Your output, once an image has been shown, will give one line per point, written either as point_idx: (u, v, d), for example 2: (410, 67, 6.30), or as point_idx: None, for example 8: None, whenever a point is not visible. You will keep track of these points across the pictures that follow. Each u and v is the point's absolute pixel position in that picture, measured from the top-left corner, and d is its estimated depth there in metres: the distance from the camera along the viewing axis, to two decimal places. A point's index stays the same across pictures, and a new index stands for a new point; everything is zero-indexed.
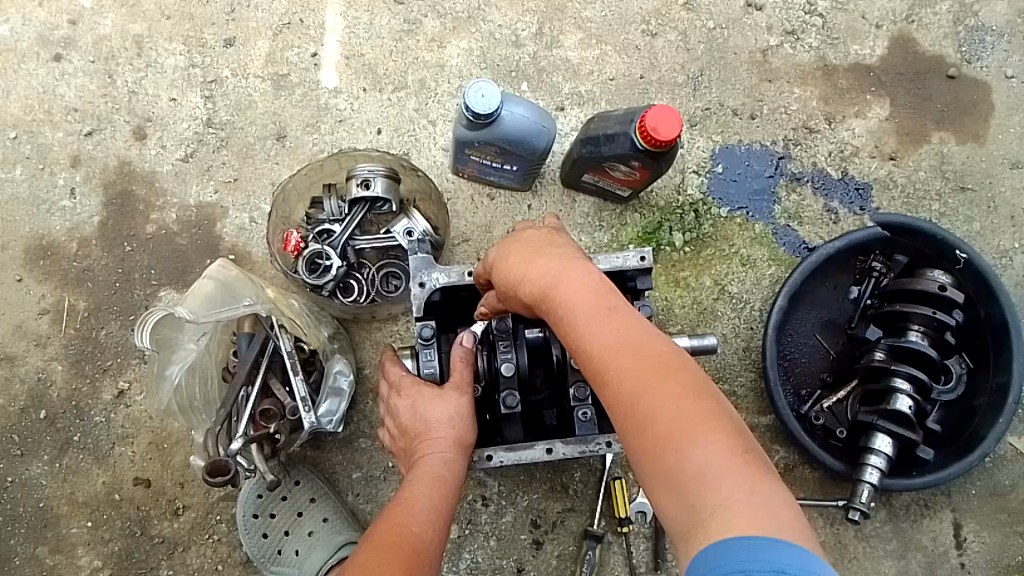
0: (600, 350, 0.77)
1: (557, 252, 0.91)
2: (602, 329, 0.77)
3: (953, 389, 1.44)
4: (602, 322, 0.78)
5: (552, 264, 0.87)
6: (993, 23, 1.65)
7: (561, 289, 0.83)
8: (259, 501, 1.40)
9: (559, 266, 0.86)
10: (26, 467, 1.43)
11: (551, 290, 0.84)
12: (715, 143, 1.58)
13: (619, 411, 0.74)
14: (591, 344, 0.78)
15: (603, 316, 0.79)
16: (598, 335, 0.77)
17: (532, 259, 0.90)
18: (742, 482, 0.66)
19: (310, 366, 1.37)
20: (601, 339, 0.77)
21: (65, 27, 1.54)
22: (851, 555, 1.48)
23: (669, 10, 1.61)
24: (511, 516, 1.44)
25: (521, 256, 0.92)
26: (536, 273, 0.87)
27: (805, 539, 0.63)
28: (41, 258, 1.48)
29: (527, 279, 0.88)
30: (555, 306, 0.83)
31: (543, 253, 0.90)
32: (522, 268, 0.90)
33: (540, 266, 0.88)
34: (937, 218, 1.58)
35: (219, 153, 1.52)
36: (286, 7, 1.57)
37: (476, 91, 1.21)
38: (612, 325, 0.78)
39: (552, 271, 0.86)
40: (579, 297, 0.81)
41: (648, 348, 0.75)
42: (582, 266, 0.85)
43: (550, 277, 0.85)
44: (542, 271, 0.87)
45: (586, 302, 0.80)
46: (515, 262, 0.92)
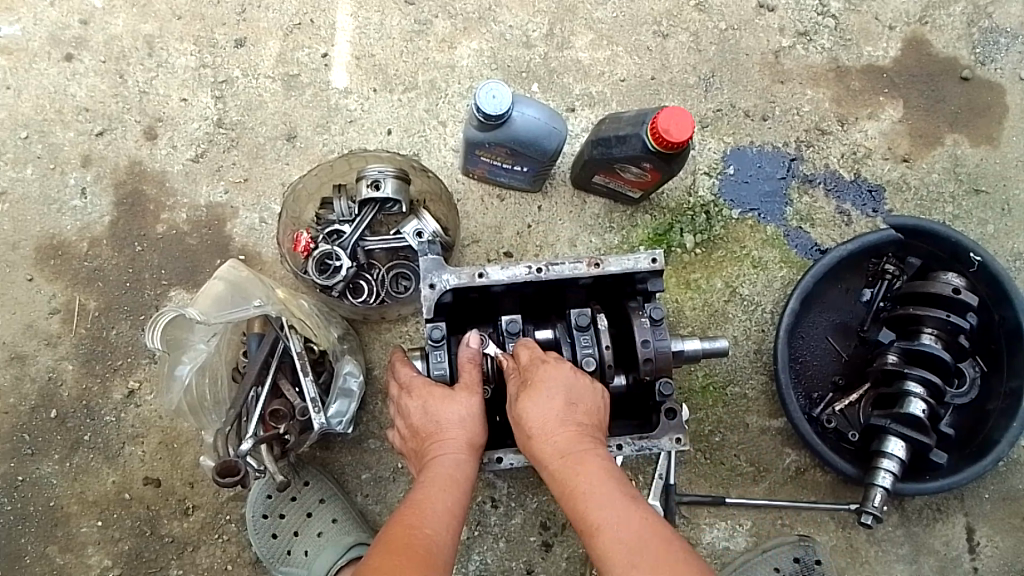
0: (616, 537, 0.93)
1: (585, 417, 1.05)
2: (619, 519, 0.95)
3: (966, 393, 1.41)
4: (617, 510, 0.95)
5: (578, 437, 1.03)
6: (1008, 24, 1.64)
7: (585, 472, 0.99)
8: (269, 501, 1.40)
9: (585, 444, 1.02)
10: (36, 466, 1.44)
11: (574, 468, 1.00)
12: (727, 145, 1.57)
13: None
14: (607, 531, 0.94)
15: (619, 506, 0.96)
16: (617, 527, 0.94)
17: (563, 422, 1.03)
18: None
19: (319, 366, 1.37)
20: (620, 528, 0.94)
21: (77, 27, 1.55)
22: (862, 559, 1.47)
23: (681, 11, 1.60)
24: (521, 517, 1.44)
25: (555, 404, 1.04)
26: (564, 442, 1.02)
27: None
28: (52, 258, 1.49)
29: (551, 442, 1.02)
30: (577, 483, 0.99)
31: (572, 414, 1.04)
32: (550, 424, 1.03)
33: (566, 435, 1.02)
34: (950, 220, 1.57)
35: (230, 153, 1.52)
36: (297, 7, 1.57)
37: (488, 92, 1.20)
38: (629, 518, 0.95)
39: (576, 449, 1.01)
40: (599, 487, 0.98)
41: (662, 545, 0.92)
42: (601, 455, 1.02)
43: (576, 456, 1.01)
44: (567, 443, 1.02)
45: (604, 493, 0.97)
46: (544, 405, 1.03)
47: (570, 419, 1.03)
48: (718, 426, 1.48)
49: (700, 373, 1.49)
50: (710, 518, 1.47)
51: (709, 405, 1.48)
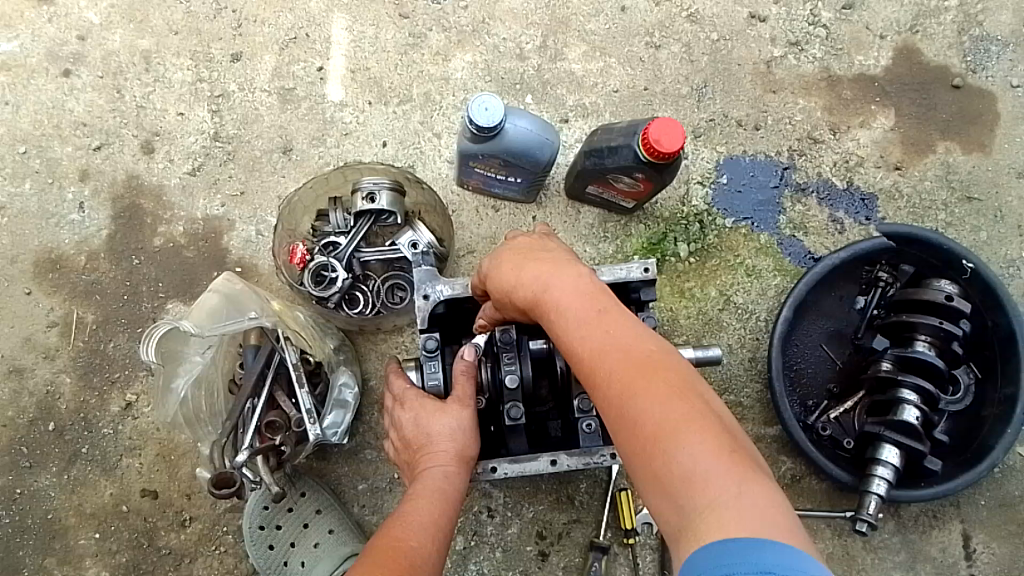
0: (591, 355, 0.78)
1: (547, 259, 0.93)
2: (593, 331, 0.79)
3: (960, 400, 1.45)
4: (590, 324, 0.80)
5: (541, 271, 0.89)
6: (998, 32, 1.65)
7: (555, 295, 0.85)
8: (265, 512, 1.40)
9: (554, 273, 0.88)
10: (35, 479, 1.44)
11: (544, 299, 0.86)
12: (720, 154, 1.58)
13: (610, 414, 0.75)
14: (583, 350, 0.79)
15: (591, 321, 0.80)
16: (593, 341, 0.78)
17: (523, 270, 0.92)
18: (733, 479, 0.66)
19: (315, 377, 1.37)
20: (593, 343, 0.78)
21: (75, 43, 1.56)
22: (859, 567, 1.47)
23: (673, 22, 1.61)
24: (517, 527, 1.44)
25: (512, 264, 0.95)
26: (534, 282, 0.89)
27: (796, 538, 0.63)
28: (50, 272, 1.50)
29: (522, 291, 0.90)
30: (550, 315, 0.85)
31: (534, 260, 0.93)
32: (513, 278, 0.92)
33: (531, 277, 0.90)
34: (943, 228, 1.57)
35: (226, 166, 1.53)
36: (293, 22, 1.59)
37: (479, 104, 1.21)
38: (602, 327, 0.79)
39: (542, 281, 0.88)
40: (571, 306, 0.82)
41: (636, 348, 0.76)
42: (572, 271, 0.87)
43: (545, 290, 0.86)
44: (534, 281, 0.89)
45: (577, 310, 0.82)
46: (506, 270, 0.95)
47: (532, 265, 0.92)
48: None
49: None
50: None
51: None
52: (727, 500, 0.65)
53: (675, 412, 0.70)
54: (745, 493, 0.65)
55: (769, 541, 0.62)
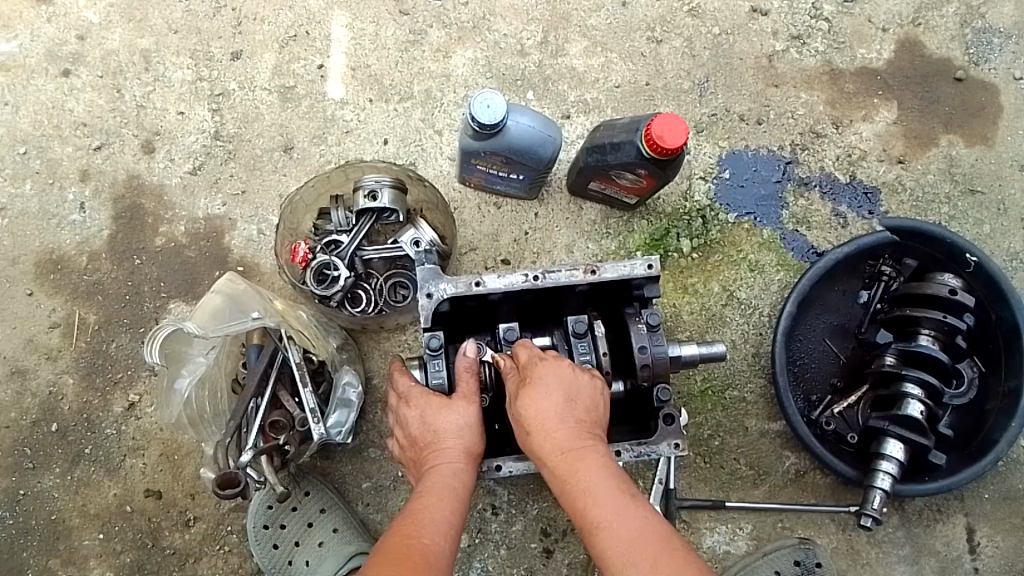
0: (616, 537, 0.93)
1: (584, 414, 1.04)
2: (621, 516, 0.94)
3: (965, 393, 1.42)
4: (618, 507, 0.95)
5: (578, 435, 1.02)
6: (1000, 24, 1.64)
7: (587, 471, 0.98)
8: (270, 512, 1.40)
9: (586, 441, 1.01)
10: (39, 480, 1.44)
11: (576, 463, 0.99)
12: (722, 149, 1.58)
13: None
14: (608, 530, 0.94)
15: (620, 505, 0.95)
16: (622, 527, 0.93)
17: (563, 422, 1.02)
18: None
19: (318, 376, 1.37)
20: (621, 526, 0.94)
21: (74, 42, 1.56)
22: (864, 561, 1.47)
23: (674, 17, 1.61)
24: (522, 524, 1.44)
25: (555, 405, 1.03)
26: (568, 441, 1.01)
27: None
28: (52, 272, 1.49)
29: (552, 442, 1.01)
30: (578, 483, 0.98)
31: (572, 409, 1.04)
32: (550, 425, 1.02)
33: (567, 434, 1.01)
34: (946, 221, 1.57)
35: (227, 165, 1.52)
36: (293, 20, 1.58)
37: (481, 102, 1.21)
38: (629, 514, 0.95)
39: (576, 448, 1.00)
40: (599, 484, 0.97)
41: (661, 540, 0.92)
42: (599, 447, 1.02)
43: (576, 456, 0.99)
44: (570, 440, 1.01)
45: (607, 492, 0.97)
46: (545, 403, 1.03)
47: (570, 417, 1.03)
48: (716, 431, 1.48)
49: (699, 377, 1.49)
50: (711, 522, 1.47)
51: (707, 409, 1.49)
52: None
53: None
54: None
55: None
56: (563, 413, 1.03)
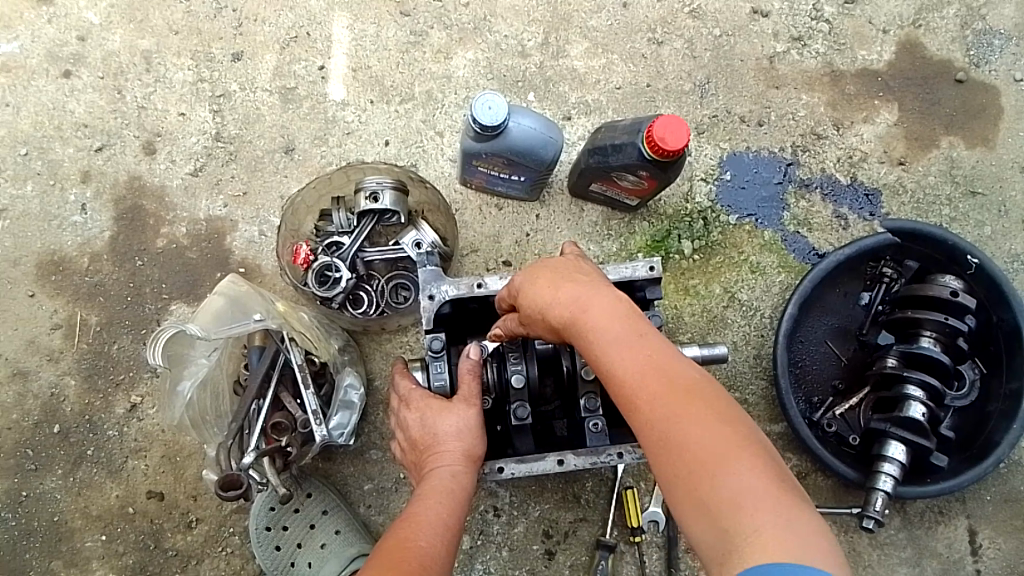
0: (632, 382, 0.79)
1: (577, 273, 0.92)
2: (631, 354, 0.80)
3: (967, 395, 1.43)
4: (618, 341, 0.82)
5: (576, 287, 0.88)
6: (1001, 26, 1.64)
7: (590, 315, 0.84)
8: (271, 513, 1.40)
9: (580, 288, 0.88)
10: (40, 482, 1.44)
11: (576, 313, 0.86)
12: (723, 150, 1.58)
13: (654, 439, 0.76)
14: (619, 375, 0.80)
15: (624, 339, 0.82)
16: (623, 356, 0.80)
17: (557, 283, 0.90)
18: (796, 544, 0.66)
19: (320, 378, 1.37)
20: (635, 366, 0.79)
21: (75, 43, 1.56)
22: (865, 563, 1.47)
23: (675, 18, 1.61)
24: (523, 526, 1.44)
25: (543, 276, 0.92)
26: (566, 296, 0.88)
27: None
28: (53, 274, 1.49)
29: (552, 304, 0.89)
30: (580, 332, 0.85)
31: (565, 273, 0.92)
32: (543, 291, 0.90)
33: (562, 288, 0.89)
34: (947, 223, 1.57)
35: (228, 167, 1.52)
36: (293, 21, 1.58)
37: (483, 103, 1.21)
38: (628, 340, 0.81)
39: (575, 299, 0.87)
40: (604, 326, 0.83)
41: (679, 375, 0.78)
42: (600, 288, 0.88)
43: (579, 308, 0.86)
44: (569, 295, 0.88)
45: (606, 327, 0.83)
46: (534, 287, 0.92)
47: (563, 278, 0.91)
48: None
49: None
50: None
51: None
52: (776, 524, 0.67)
53: (731, 444, 0.72)
54: (792, 518, 0.67)
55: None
56: (554, 279, 0.91)
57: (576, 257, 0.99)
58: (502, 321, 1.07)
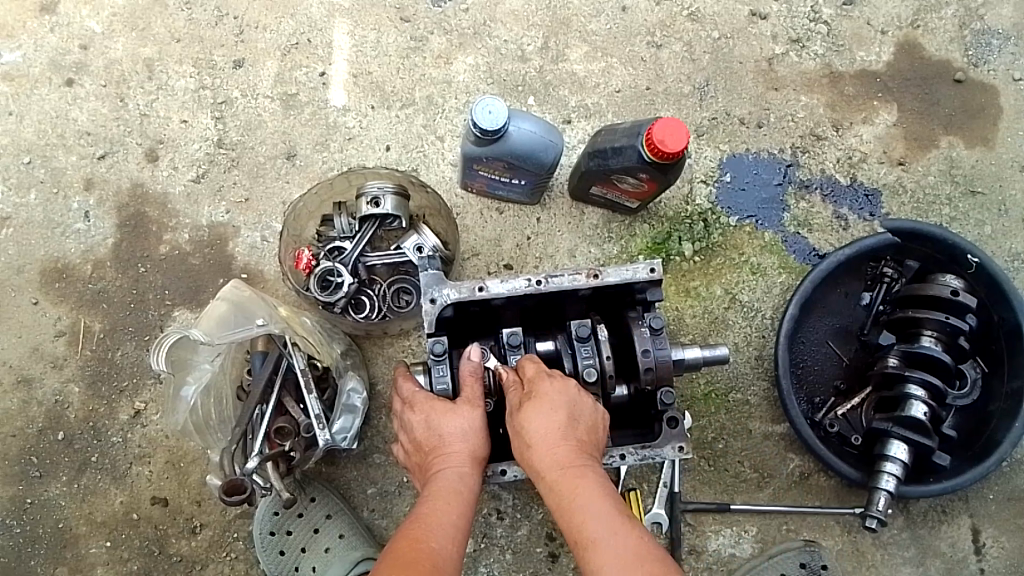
0: (610, 563, 0.94)
1: (582, 435, 1.07)
2: (614, 541, 0.96)
3: (968, 394, 1.43)
4: (608, 523, 0.98)
5: (575, 457, 1.04)
6: (999, 26, 1.65)
7: (584, 492, 1.01)
8: (275, 518, 1.41)
9: (579, 460, 1.04)
10: (45, 488, 1.44)
11: (570, 485, 1.02)
12: (723, 152, 1.58)
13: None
14: (602, 553, 0.95)
15: (613, 525, 0.98)
16: (608, 539, 0.96)
17: (564, 442, 1.05)
18: None
19: (323, 382, 1.39)
20: (621, 549, 0.95)
21: (77, 52, 1.57)
22: (869, 563, 1.47)
23: (674, 21, 1.62)
24: (527, 528, 1.44)
25: (559, 422, 1.06)
26: (565, 461, 1.03)
27: None
28: (56, 281, 1.50)
29: (550, 460, 1.04)
30: (572, 500, 1.00)
31: (571, 429, 1.06)
32: (550, 442, 1.05)
33: (566, 451, 1.04)
34: (947, 222, 1.57)
35: (230, 173, 1.53)
36: (294, 28, 1.59)
37: (483, 108, 1.22)
38: (616, 525, 0.97)
39: (574, 470, 1.03)
40: (594, 506, 0.99)
41: (654, 564, 0.94)
42: (593, 467, 1.04)
43: (574, 481, 1.02)
44: (567, 462, 1.03)
45: (597, 507, 0.99)
46: (545, 421, 1.06)
47: (568, 438, 1.05)
48: (721, 433, 1.49)
49: (702, 380, 1.50)
50: (715, 525, 1.47)
51: (711, 413, 1.49)
52: None
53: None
54: None
55: None
56: (564, 431, 1.06)
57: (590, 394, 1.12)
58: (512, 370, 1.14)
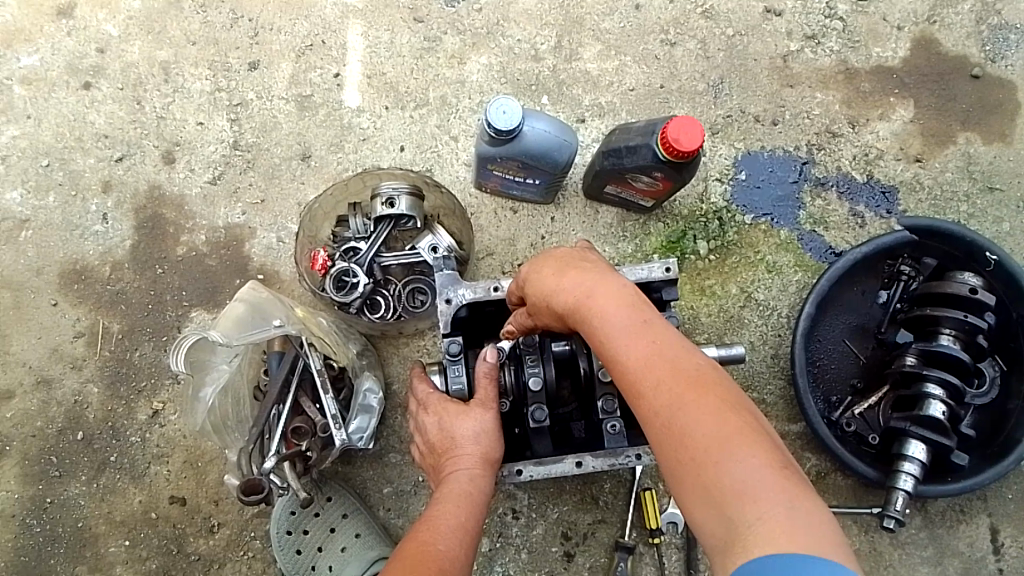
0: (636, 365, 0.76)
1: (587, 264, 0.90)
2: (636, 342, 0.78)
3: (988, 393, 1.41)
4: (628, 323, 0.79)
5: (582, 277, 0.87)
6: (1017, 21, 1.63)
7: (596, 301, 0.82)
8: (293, 517, 1.41)
9: (589, 275, 0.87)
10: (65, 487, 1.46)
11: (582, 304, 0.84)
12: (737, 150, 1.58)
13: (657, 426, 0.74)
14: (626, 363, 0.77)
15: (633, 327, 0.79)
16: (627, 342, 0.78)
17: (562, 275, 0.89)
18: (806, 534, 0.64)
19: (339, 382, 1.38)
20: (643, 351, 0.77)
21: (94, 55, 1.58)
22: (887, 562, 1.46)
23: (687, 19, 1.61)
24: (542, 528, 1.44)
25: (550, 269, 0.92)
26: (575, 286, 0.86)
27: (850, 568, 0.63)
28: (75, 282, 1.52)
29: (559, 293, 0.87)
30: (587, 318, 0.82)
31: (572, 265, 0.90)
32: (553, 281, 0.89)
33: (572, 275, 0.88)
34: (965, 220, 1.56)
35: (246, 175, 1.54)
36: (308, 29, 1.60)
37: (497, 108, 1.21)
38: (635, 326, 0.79)
39: (583, 284, 0.85)
40: (612, 313, 0.81)
41: (681, 358, 0.76)
42: (607, 276, 0.86)
43: (580, 295, 0.84)
44: (574, 284, 0.86)
45: (611, 311, 0.81)
46: (543, 275, 0.92)
47: (569, 269, 0.89)
48: None
49: None
50: None
51: None
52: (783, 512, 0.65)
53: (721, 423, 0.70)
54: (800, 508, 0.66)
55: (825, 560, 0.62)
56: (564, 267, 0.90)
57: (582, 247, 0.99)
58: (513, 317, 1.09)
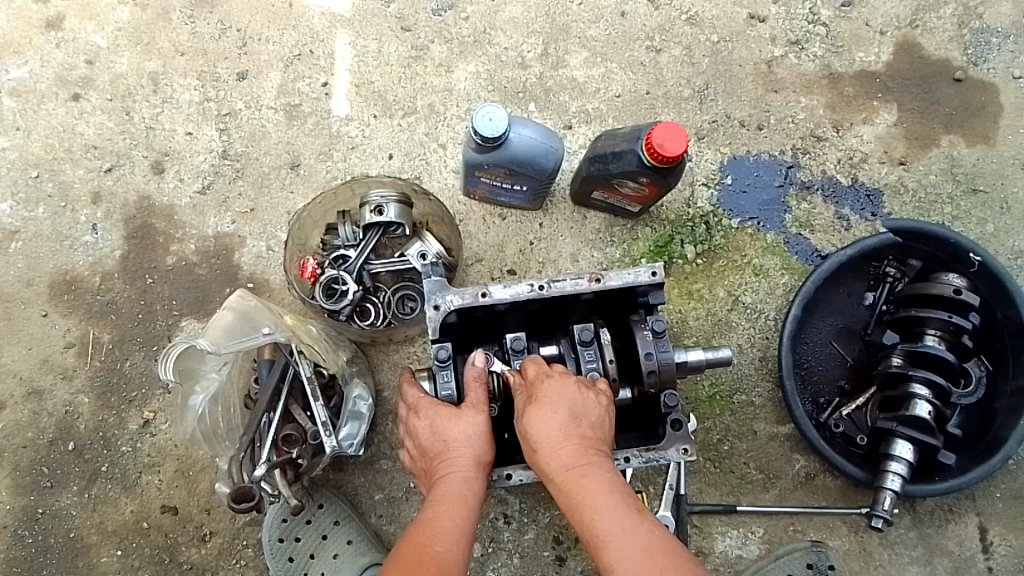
0: (626, 551, 0.92)
1: (586, 428, 1.05)
2: (628, 533, 0.94)
3: (973, 392, 1.42)
4: (621, 515, 0.96)
5: (581, 454, 1.02)
6: (998, 24, 1.65)
7: (592, 491, 0.98)
8: (284, 525, 1.42)
9: (587, 452, 1.02)
10: (56, 499, 1.46)
11: (580, 482, 0.99)
12: (723, 155, 1.59)
13: None
14: (617, 548, 0.93)
15: (627, 521, 0.95)
16: (621, 531, 0.94)
17: (567, 440, 1.02)
18: None
19: (329, 390, 1.39)
20: (633, 540, 0.93)
21: (83, 67, 1.59)
22: (876, 562, 1.47)
23: (673, 25, 1.63)
24: (534, 532, 1.45)
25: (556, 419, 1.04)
26: (575, 460, 1.01)
27: None
28: (66, 293, 1.52)
29: (555, 461, 1.02)
30: (584, 500, 0.98)
31: (574, 423, 1.04)
32: (555, 440, 1.03)
33: (572, 444, 1.03)
34: (950, 221, 1.58)
35: (235, 184, 1.55)
36: (297, 39, 1.61)
37: (483, 116, 1.23)
38: (627, 519, 0.95)
39: (582, 465, 1.01)
40: (604, 502, 0.97)
41: (666, 550, 0.92)
42: (602, 466, 1.02)
43: (579, 474, 1.00)
44: (574, 458, 1.01)
45: (605, 499, 0.97)
46: (548, 418, 1.04)
47: (572, 433, 1.03)
48: (726, 434, 1.49)
49: (706, 382, 1.50)
50: (722, 526, 1.47)
51: (716, 414, 1.49)
52: None
53: None
54: None
55: None
56: (567, 426, 1.04)
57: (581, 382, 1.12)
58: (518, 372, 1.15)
